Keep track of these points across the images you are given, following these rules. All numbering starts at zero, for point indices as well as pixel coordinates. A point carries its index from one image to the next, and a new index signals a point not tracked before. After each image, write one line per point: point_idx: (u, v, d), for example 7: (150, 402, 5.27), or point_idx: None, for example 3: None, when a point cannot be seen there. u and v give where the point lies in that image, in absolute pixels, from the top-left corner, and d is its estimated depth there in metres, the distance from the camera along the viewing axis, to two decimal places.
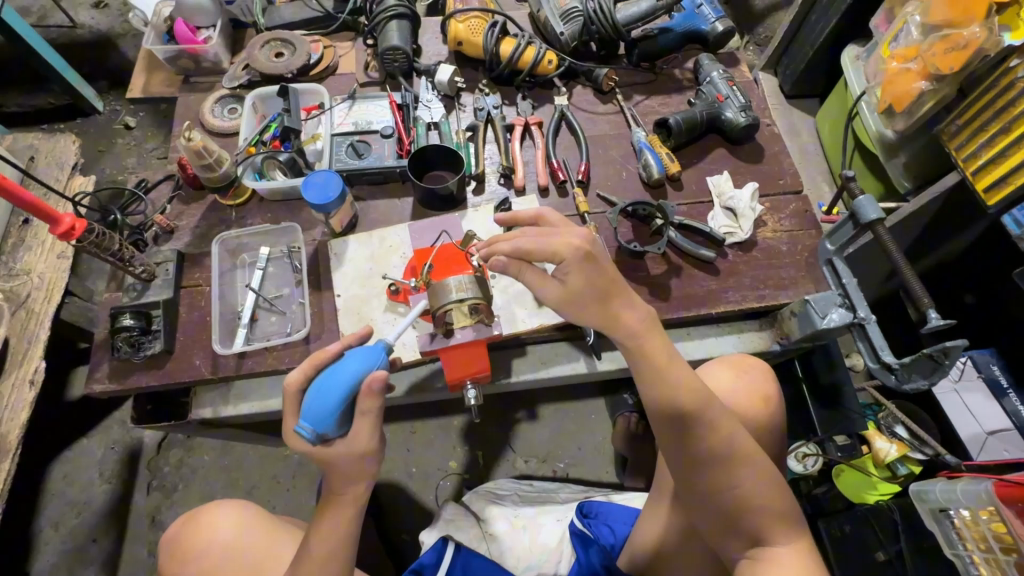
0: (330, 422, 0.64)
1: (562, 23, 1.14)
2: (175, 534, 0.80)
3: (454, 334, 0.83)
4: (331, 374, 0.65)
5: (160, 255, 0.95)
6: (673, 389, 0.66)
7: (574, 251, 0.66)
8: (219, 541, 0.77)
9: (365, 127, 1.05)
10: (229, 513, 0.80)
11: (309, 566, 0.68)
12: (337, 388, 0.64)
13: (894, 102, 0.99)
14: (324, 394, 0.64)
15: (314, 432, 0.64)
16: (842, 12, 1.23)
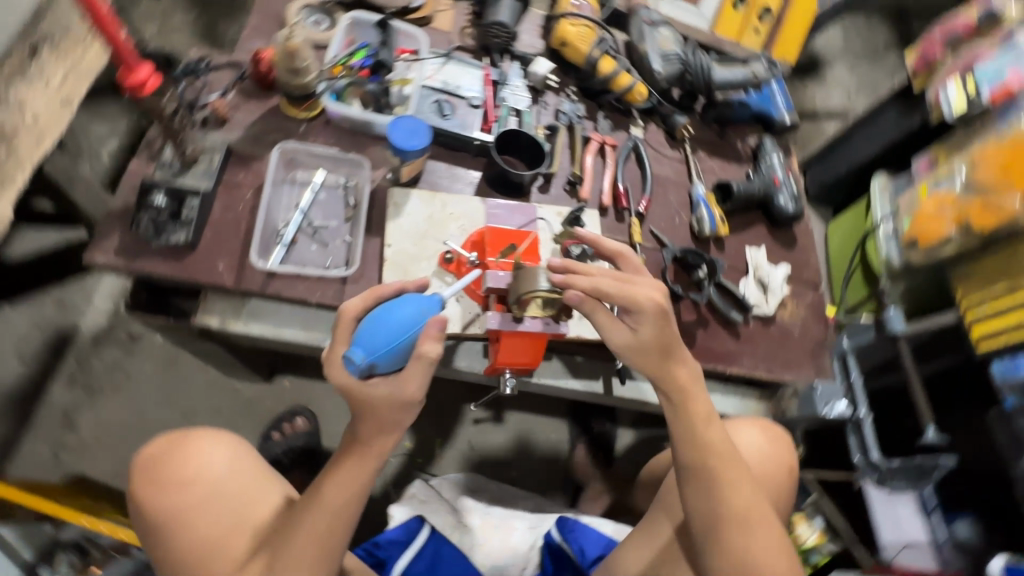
0: (382, 356, 0.57)
1: (660, 62, 1.17)
2: (150, 458, 0.68)
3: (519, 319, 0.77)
4: (391, 308, 0.60)
5: (208, 142, 0.86)
6: (704, 439, 0.70)
7: (650, 303, 0.67)
8: (213, 476, 0.67)
9: (453, 89, 1.02)
10: (227, 446, 0.70)
11: (321, 517, 0.60)
12: (396, 323, 0.58)
13: (921, 236, 1.11)
14: (385, 327, 0.58)
15: (361, 363, 0.57)
16: (887, 142, 1.36)
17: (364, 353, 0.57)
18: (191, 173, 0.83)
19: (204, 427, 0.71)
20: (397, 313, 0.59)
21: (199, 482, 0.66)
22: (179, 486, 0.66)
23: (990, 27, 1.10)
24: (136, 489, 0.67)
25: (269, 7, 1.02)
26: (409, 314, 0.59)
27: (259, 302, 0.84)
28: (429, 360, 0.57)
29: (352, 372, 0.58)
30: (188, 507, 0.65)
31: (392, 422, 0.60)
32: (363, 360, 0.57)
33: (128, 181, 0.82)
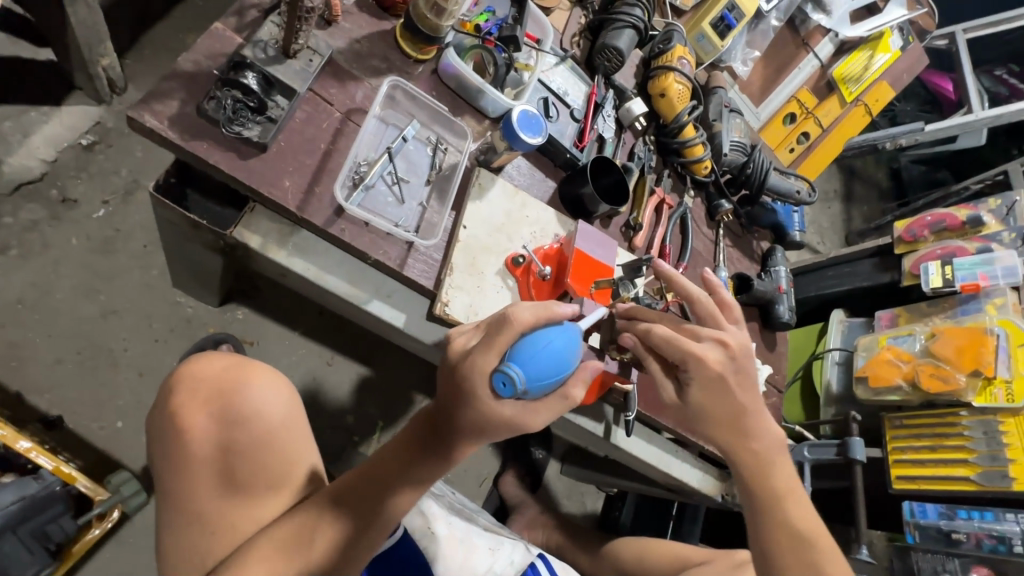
0: (538, 386, 0.56)
1: (728, 147, 1.25)
2: (213, 374, 0.69)
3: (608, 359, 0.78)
4: (555, 337, 0.58)
5: (312, 40, 0.74)
6: (791, 517, 0.67)
7: (707, 365, 0.66)
8: (267, 419, 0.68)
9: (560, 95, 1.00)
10: (284, 392, 0.71)
11: (389, 480, 0.62)
12: (557, 356, 0.57)
13: (871, 376, 1.24)
14: (547, 358, 0.56)
15: (520, 387, 0.55)
16: (855, 286, 1.55)
17: (525, 380, 0.55)
18: (287, 65, 0.70)
19: (266, 366, 0.73)
20: (559, 346, 0.58)
21: (252, 424, 0.67)
22: (232, 424, 0.66)
23: (972, 227, 1.34)
24: (188, 411, 0.67)
25: None
26: (569, 349, 0.59)
27: (310, 237, 0.73)
28: (570, 403, 0.60)
29: (500, 390, 0.55)
30: (236, 446, 0.66)
31: (489, 436, 0.58)
32: (523, 387, 0.55)
33: (205, 44, 0.68)
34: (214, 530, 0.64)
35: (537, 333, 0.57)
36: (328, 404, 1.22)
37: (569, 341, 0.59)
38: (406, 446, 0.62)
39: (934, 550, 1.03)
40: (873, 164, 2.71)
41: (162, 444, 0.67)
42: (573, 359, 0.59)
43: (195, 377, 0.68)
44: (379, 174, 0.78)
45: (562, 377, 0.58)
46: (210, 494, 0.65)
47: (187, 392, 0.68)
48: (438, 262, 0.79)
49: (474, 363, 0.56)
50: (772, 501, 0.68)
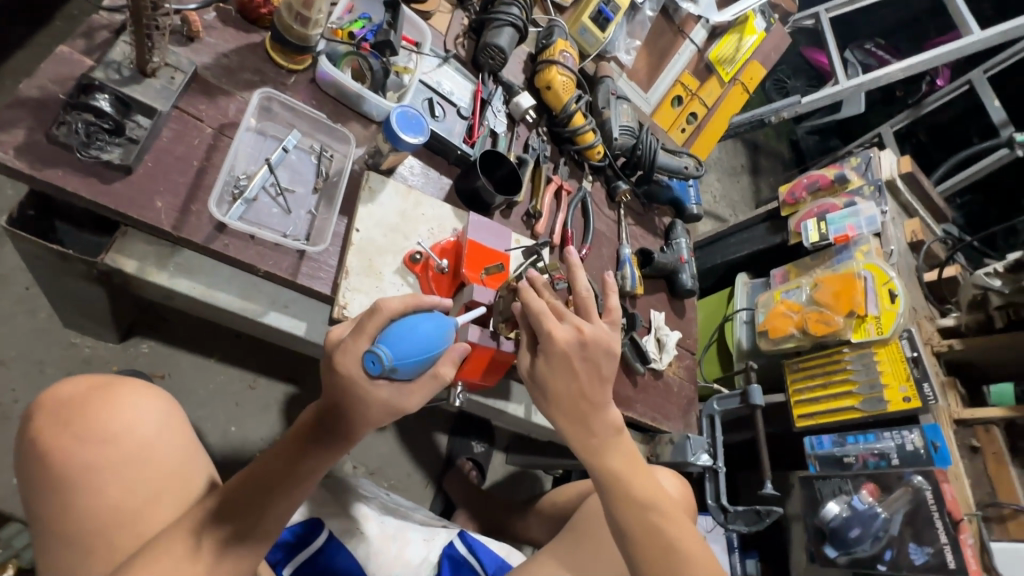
0: (409, 364, 0.59)
1: (618, 131, 1.33)
2: (79, 398, 0.68)
3: (502, 340, 0.80)
4: (424, 323, 0.61)
5: (173, 57, 0.73)
6: (634, 487, 0.70)
7: (572, 344, 0.73)
8: (139, 433, 0.68)
9: (444, 94, 1.03)
10: (157, 406, 0.72)
11: (279, 473, 0.60)
12: (426, 338, 0.61)
13: (770, 329, 1.37)
14: (415, 341, 0.60)
15: (388, 368, 0.57)
16: (752, 251, 1.69)
17: (393, 359, 0.58)
18: (146, 84, 0.69)
19: (137, 382, 0.73)
20: (428, 330, 0.61)
21: (124, 440, 0.67)
22: (100, 442, 0.65)
23: (840, 184, 1.48)
24: (52, 436, 0.65)
25: None
26: (439, 332, 0.62)
27: (194, 255, 0.72)
28: (442, 381, 0.63)
29: (369, 370, 0.58)
30: (107, 464, 0.65)
31: (370, 422, 0.60)
32: (391, 365, 0.58)
33: (52, 69, 0.66)
34: (92, 550, 0.62)
35: (408, 319, 0.61)
36: (254, 426, 1.20)
37: (439, 328, 0.63)
38: (297, 439, 0.61)
39: (832, 476, 1.13)
40: (774, 137, 2.94)
41: (30, 469, 0.65)
42: (443, 345, 0.63)
43: (55, 400, 0.67)
44: (263, 188, 0.78)
45: (431, 359, 0.62)
46: (85, 514, 0.63)
47: (48, 416, 0.66)
48: (336, 268, 0.80)
49: (348, 349, 0.58)
50: (614, 482, 0.70)
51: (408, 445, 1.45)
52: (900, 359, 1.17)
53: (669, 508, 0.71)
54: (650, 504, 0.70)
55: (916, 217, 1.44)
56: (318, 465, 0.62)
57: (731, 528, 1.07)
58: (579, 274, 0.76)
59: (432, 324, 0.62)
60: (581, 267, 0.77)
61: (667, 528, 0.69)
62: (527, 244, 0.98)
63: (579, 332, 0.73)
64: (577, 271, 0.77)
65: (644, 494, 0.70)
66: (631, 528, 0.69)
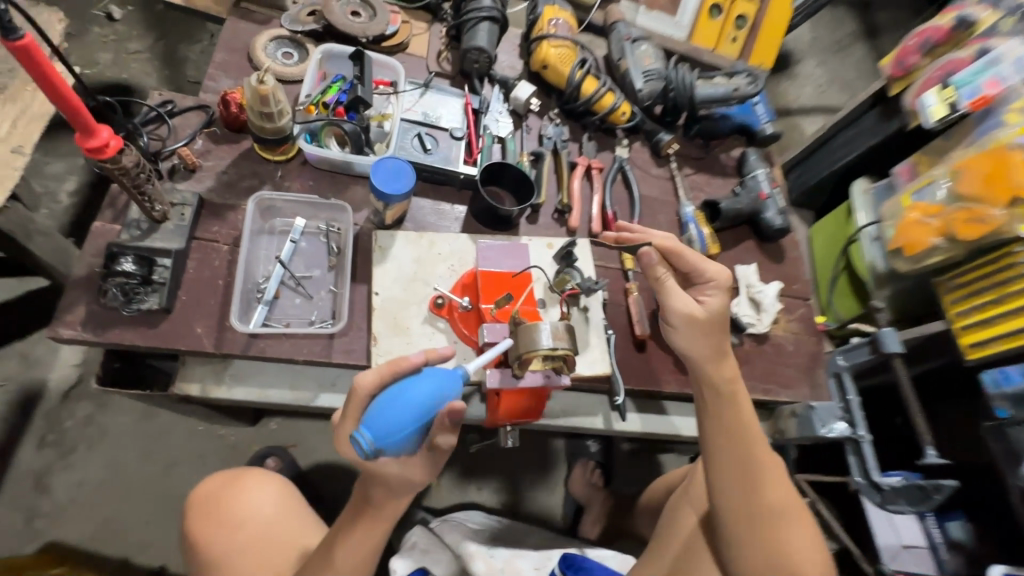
0: (393, 442, 0.53)
1: (642, 80, 1.16)
2: (212, 491, 0.79)
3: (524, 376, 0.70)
4: (409, 389, 0.55)
5: (178, 195, 0.81)
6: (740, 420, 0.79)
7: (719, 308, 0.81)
8: (260, 518, 0.77)
9: (435, 122, 0.99)
10: (272, 489, 0.81)
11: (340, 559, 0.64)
12: (413, 407, 0.54)
13: (906, 246, 1.10)
14: (398, 411, 0.54)
15: (372, 447, 0.53)
16: (864, 149, 1.37)
17: (374, 440, 0.53)
18: (162, 231, 0.78)
19: (255, 471, 0.83)
20: (411, 397, 0.54)
21: (247, 525, 0.76)
22: (231, 527, 0.76)
23: (963, 31, 1.12)
24: (198, 527, 0.77)
25: (234, 41, 0.98)
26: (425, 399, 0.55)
27: (244, 364, 0.80)
28: (443, 452, 0.58)
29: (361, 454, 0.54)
30: (237, 547, 0.75)
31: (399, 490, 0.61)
32: (373, 447, 0.53)
33: (92, 244, 0.76)
34: None
35: (390, 391, 0.55)
36: None
37: (429, 389, 0.55)
38: (352, 508, 0.65)
39: None
40: None
41: (190, 558, 0.78)
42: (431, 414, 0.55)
43: (197, 496, 0.79)
44: (284, 282, 0.83)
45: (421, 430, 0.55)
46: None
47: (193, 511, 0.78)
48: (366, 337, 0.83)
49: (342, 436, 0.56)
50: (721, 400, 0.80)
51: (525, 455, 1.47)
52: None
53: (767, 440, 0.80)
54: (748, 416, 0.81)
55: None
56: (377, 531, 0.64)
57: (891, 510, 0.87)
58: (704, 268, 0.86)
59: (425, 386, 0.56)
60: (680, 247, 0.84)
61: (757, 451, 0.79)
62: (560, 246, 0.96)
63: (721, 279, 0.81)
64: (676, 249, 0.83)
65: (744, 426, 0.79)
66: (740, 445, 0.78)
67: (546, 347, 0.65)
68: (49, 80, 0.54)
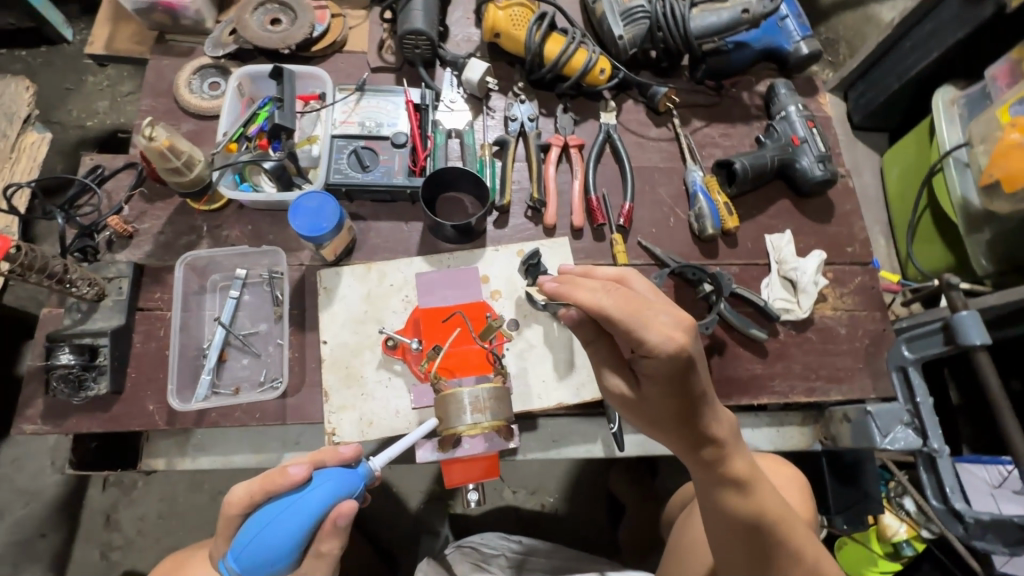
0: (263, 574, 0.50)
1: (622, 24, 0.94)
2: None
3: (460, 444, 0.59)
4: (277, 518, 0.50)
5: (113, 269, 0.78)
6: (756, 494, 0.60)
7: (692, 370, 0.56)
8: None
9: (373, 131, 0.88)
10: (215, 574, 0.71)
11: None
12: (282, 534, 0.50)
13: (1004, 179, 0.85)
14: (261, 545, 0.50)
15: (238, 574, 0.50)
16: (947, 46, 1.04)
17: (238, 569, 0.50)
18: (101, 310, 0.76)
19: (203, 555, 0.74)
20: (278, 531, 0.50)
21: None
22: None
23: None
24: None
25: (160, 83, 0.92)
26: (293, 522, 0.50)
27: (205, 433, 0.77)
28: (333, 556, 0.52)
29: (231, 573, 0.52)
30: None
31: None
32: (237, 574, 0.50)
33: (42, 333, 0.76)
34: None
35: (258, 518, 0.51)
36: (410, 482, 1.35)
37: (302, 517, 0.51)
38: None
39: None
40: None
41: None
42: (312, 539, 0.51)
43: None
44: (231, 342, 0.79)
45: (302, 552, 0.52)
46: None
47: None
48: (319, 391, 0.77)
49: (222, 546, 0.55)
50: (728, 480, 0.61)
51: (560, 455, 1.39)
52: None
53: (780, 510, 0.61)
54: (747, 487, 0.60)
55: None
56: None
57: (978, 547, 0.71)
58: (660, 292, 0.61)
59: (302, 511, 0.51)
60: (635, 277, 0.63)
61: (781, 539, 0.60)
62: (529, 251, 0.83)
63: (673, 340, 0.54)
64: (634, 279, 0.63)
65: (748, 514, 0.60)
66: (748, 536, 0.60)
67: (465, 423, 0.54)
68: None
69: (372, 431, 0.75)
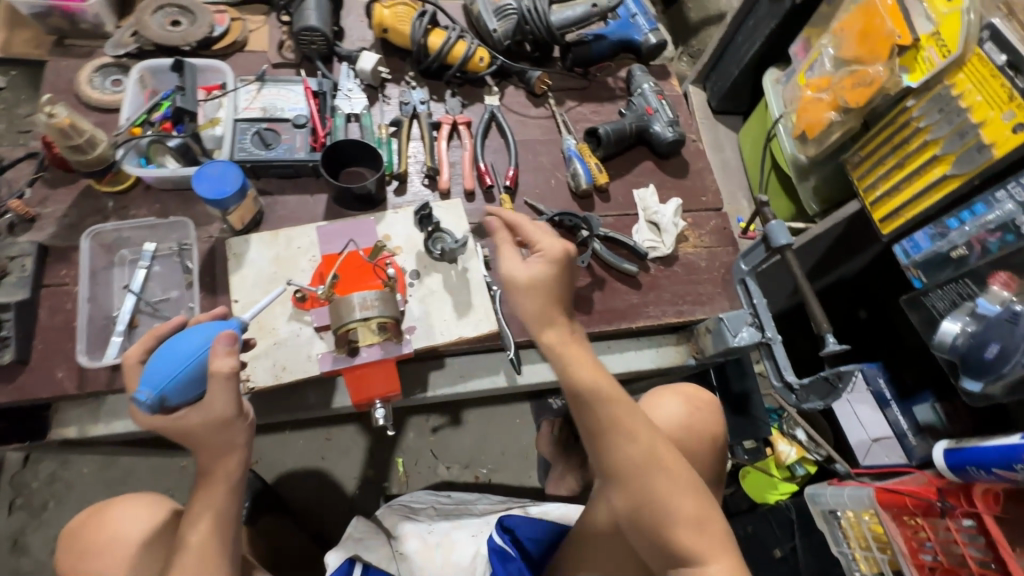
0: (167, 388, 0.58)
1: (495, 20, 1.09)
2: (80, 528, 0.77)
3: (359, 353, 0.71)
4: (179, 341, 0.60)
5: (15, 248, 0.80)
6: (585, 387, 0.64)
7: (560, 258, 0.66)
8: (122, 534, 0.74)
9: (275, 114, 0.96)
10: (136, 505, 0.77)
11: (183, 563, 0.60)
12: (182, 355, 0.59)
13: (807, 129, 1.02)
14: (166, 361, 0.58)
15: (152, 399, 0.58)
16: (766, 36, 1.27)
17: (151, 392, 0.58)
18: (4, 286, 0.78)
19: (121, 500, 0.80)
20: (182, 347, 0.59)
21: (112, 546, 0.74)
22: (101, 550, 0.74)
23: None
24: (70, 559, 0.75)
25: (59, 82, 0.96)
26: (188, 342, 0.59)
27: (117, 398, 0.80)
28: (224, 376, 0.58)
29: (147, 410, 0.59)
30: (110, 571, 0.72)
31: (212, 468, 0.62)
32: (152, 397, 0.58)
33: None
34: None
35: (166, 346, 0.60)
36: (344, 467, 1.40)
37: (200, 335, 0.60)
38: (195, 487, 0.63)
39: (943, 282, 0.80)
40: None
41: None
42: (213, 340, 0.60)
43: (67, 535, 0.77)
44: (142, 309, 0.82)
45: (204, 364, 0.59)
46: None
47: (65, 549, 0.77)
48: None
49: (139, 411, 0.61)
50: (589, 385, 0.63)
51: (490, 426, 1.47)
52: (992, 76, 0.75)
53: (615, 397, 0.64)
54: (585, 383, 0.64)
55: None
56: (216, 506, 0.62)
57: (805, 409, 0.82)
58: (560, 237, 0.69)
59: (199, 334, 0.61)
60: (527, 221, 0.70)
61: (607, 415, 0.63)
62: (411, 211, 0.93)
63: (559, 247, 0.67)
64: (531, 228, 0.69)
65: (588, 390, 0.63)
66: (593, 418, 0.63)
67: (356, 318, 0.64)
68: None
69: (286, 372, 0.80)
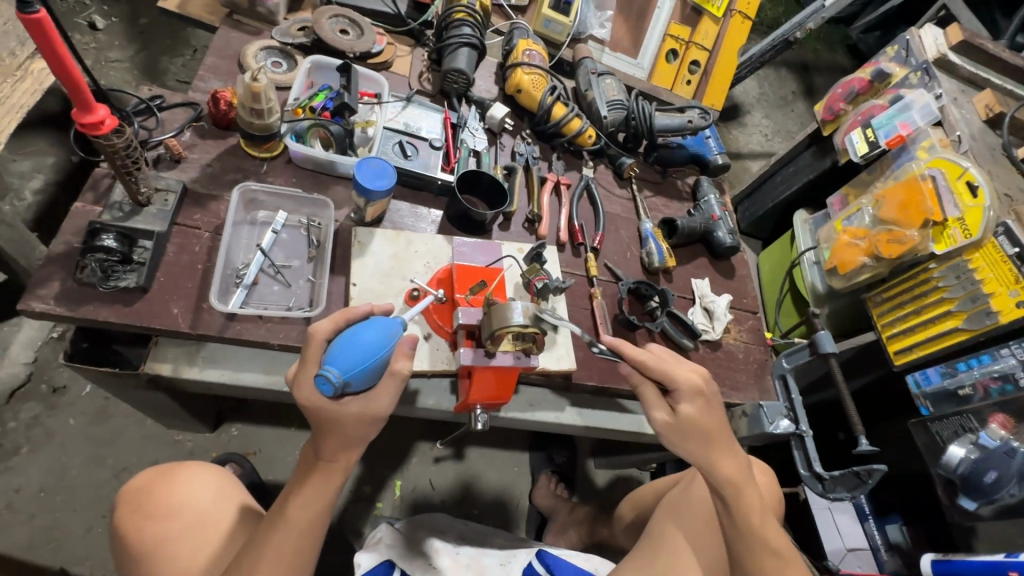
0: (356, 374, 0.67)
1: (607, 109, 1.27)
2: (141, 490, 0.83)
3: (495, 355, 0.82)
4: (364, 331, 0.69)
5: (162, 182, 0.83)
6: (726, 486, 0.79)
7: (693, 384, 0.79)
8: (195, 501, 0.82)
9: (415, 131, 1.06)
10: (208, 476, 0.86)
11: (287, 532, 0.70)
12: (369, 346, 0.69)
13: (840, 265, 1.23)
14: (356, 349, 0.68)
15: (338, 380, 0.66)
16: (803, 183, 1.52)
17: (339, 375, 0.67)
18: (144, 213, 0.80)
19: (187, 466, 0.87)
20: (369, 338, 0.69)
21: (181, 512, 0.81)
22: (168, 514, 0.80)
23: (880, 82, 1.28)
24: (127, 522, 0.81)
25: (225, 49, 1.03)
26: (376, 336, 0.69)
27: (217, 347, 0.81)
28: (401, 376, 0.72)
29: (326, 391, 0.67)
30: (172, 535, 0.79)
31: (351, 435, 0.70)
32: (339, 380, 0.66)
33: (74, 224, 0.78)
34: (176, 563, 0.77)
35: (351, 334, 0.69)
36: None
37: (382, 330, 0.71)
38: (296, 478, 0.73)
39: (948, 415, 1.00)
40: (826, 49, 2.62)
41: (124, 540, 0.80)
42: (388, 336, 0.71)
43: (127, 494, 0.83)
44: (264, 270, 0.87)
45: (386, 356, 0.70)
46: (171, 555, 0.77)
47: (124, 508, 0.82)
48: None
49: (305, 385, 0.69)
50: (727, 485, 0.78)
51: (490, 469, 1.49)
52: (1001, 261, 0.97)
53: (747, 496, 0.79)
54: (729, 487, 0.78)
55: (988, 89, 1.19)
56: (326, 496, 0.72)
57: (832, 498, 0.94)
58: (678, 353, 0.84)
59: (375, 329, 0.71)
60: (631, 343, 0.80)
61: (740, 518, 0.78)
62: (528, 249, 1.01)
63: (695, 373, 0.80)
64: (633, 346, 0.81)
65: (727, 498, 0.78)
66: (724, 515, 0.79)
67: (518, 323, 0.76)
68: (53, 56, 0.56)
69: None
